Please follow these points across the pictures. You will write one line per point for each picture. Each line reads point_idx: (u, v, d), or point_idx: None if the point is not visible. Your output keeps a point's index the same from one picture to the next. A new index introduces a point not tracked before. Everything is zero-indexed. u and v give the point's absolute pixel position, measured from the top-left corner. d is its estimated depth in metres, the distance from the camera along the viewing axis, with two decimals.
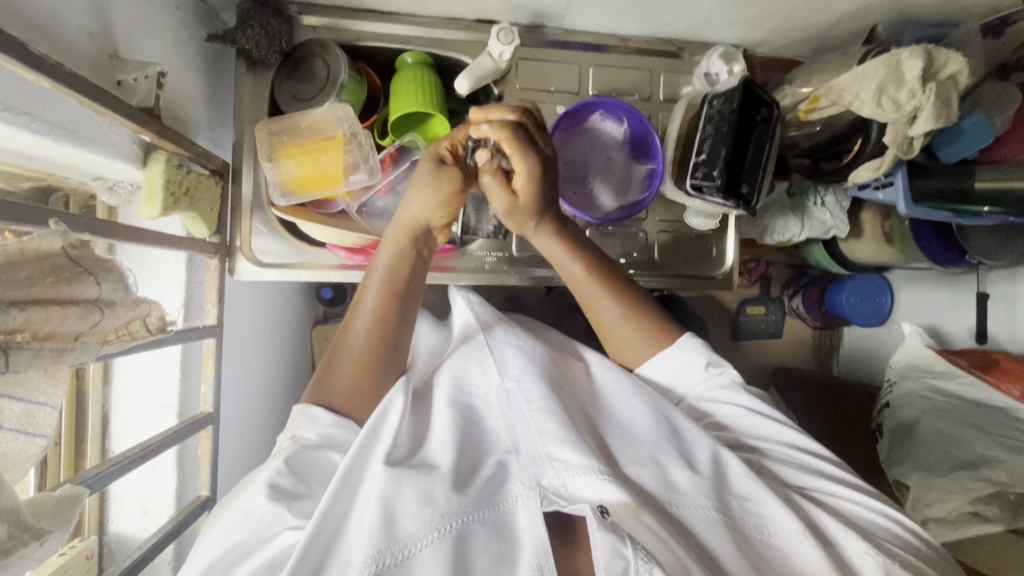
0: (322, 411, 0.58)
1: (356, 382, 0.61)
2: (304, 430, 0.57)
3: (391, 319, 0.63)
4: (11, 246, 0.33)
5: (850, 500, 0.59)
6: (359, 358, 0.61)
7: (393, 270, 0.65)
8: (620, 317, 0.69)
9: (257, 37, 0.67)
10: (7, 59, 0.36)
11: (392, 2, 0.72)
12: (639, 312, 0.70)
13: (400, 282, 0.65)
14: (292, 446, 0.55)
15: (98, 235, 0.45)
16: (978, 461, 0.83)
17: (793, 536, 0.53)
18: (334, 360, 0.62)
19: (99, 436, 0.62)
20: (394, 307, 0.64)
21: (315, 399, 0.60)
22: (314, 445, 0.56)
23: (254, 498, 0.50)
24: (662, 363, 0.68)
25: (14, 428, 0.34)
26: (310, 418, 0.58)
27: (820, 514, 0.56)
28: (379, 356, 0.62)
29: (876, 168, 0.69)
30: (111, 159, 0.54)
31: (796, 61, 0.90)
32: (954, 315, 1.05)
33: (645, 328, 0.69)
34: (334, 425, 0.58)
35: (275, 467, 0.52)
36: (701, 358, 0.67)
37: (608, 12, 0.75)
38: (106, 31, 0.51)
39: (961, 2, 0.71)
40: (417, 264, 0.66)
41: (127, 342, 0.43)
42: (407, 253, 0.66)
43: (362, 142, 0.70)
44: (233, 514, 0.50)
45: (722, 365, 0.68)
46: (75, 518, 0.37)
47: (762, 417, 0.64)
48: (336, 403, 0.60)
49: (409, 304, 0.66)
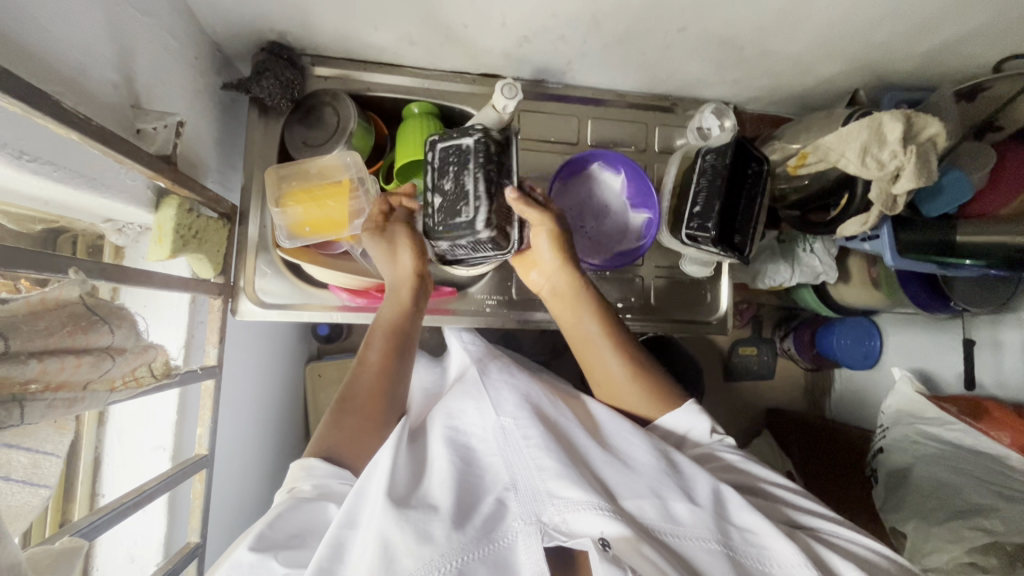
0: (323, 462, 0.56)
1: (359, 434, 0.60)
2: (301, 482, 0.55)
3: (392, 375, 0.65)
4: (31, 297, 0.34)
5: (855, 539, 0.58)
6: (363, 411, 0.61)
7: (388, 324, 0.68)
8: (627, 375, 0.71)
9: (271, 87, 0.70)
10: (39, 115, 0.37)
11: (402, 57, 0.76)
12: (647, 375, 0.71)
13: (397, 336, 0.67)
14: (290, 497, 0.53)
15: (111, 280, 0.46)
16: (973, 509, 0.83)
17: (795, 569, 0.52)
18: (340, 414, 0.61)
19: (89, 479, 0.61)
20: (390, 358, 0.65)
21: (315, 451, 0.58)
22: (309, 496, 0.53)
23: (243, 549, 0.48)
24: (674, 415, 0.68)
25: (20, 479, 0.34)
26: (307, 470, 0.56)
27: (821, 548, 0.55)
28: (382, 409, 0.62)
29: (863, 223, 0.72)
30: (125, 204, 0.55)
31: (785, 117, 0.95)
32: (941, 359, 1.07)
33: (650, 393, 0.70)
34: (328, 474, 0.56)
35: (266, 521, 0.50)
36: (706, 421, 0.67)
37: (607, 69, 0.80)
38: (130, 84, 0.53)
39: (938, 67, 0.75)
40: (413, 321, 0.69)
41: (133, 388, 0.43)
42: (403, 312, 0.68)
43: (369, 187, 0.72)
44: (222, 567, 0.48)
45: (725, 433, 0.68)
46: (72, 572, 0.37)
47: (756, 466, 0.65)
48: (339, 453, 0.58)
49: (406, 359, 0.67)
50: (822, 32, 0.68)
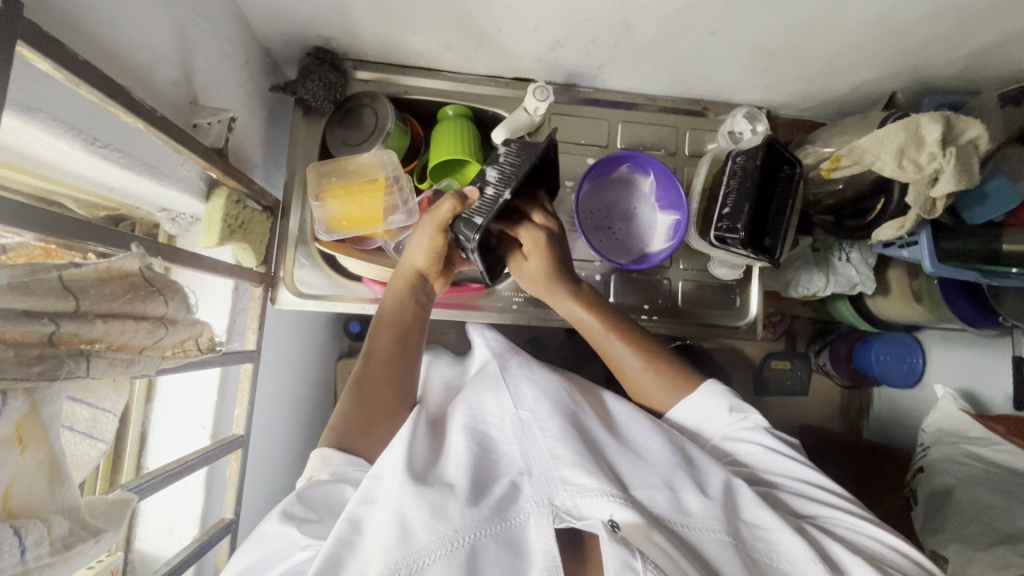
0: (339, 452, 0.58)
1: (368, 422, 0.61)
2: (320, 471, 0.56)
3: (399, 362, 0.67)
4: (100, 264, 0.37)
5: (867, 533, 0.57)
6: (371, 400, 0.63)
7: (396, 317, 0.70)
8: (644, 369, 0.72)
9: (315, 88, 0.74)
10: (112, 103, 0.41)
11: (439, 61, 0.79)
12: (659, 363, 0.72)
13: (405, 327, 0.69)
14: (308, 484, 0.55)
15: (167, 260, 0.50)
16: (1020, 533, 0.78)
17: (803, 564, 0.52)
18: (348, 404, 0.63)
19: (136, 452, 0.65)
20: (400, 350, 0.68)
21: (331, 441, 0.59)
22: (326, 480, 0.55)
23: (268, 524, 0.49)
24: (689, 407, 0.69)
25: (82, 431, 0.38)
26: (325, 459, 0.57)
27: (828, 542, 0.55)
28: (392, 398, 0.64)
29: (899, 226, 0.70)
30: (180, 192, 0.59)
31: (820, 122, 0.94)
32: (988, 379, 1.02)
33: (668, 380, 0.71)
34: (344, 463, 0.57)
35: (288, 501, 0.52)
36: (724, 403, 0.67)
37: (638, 72, 0.81)
38: (189, 81, 0.58)
39: (982, 70, 0.74)
40: (417, 311, 0.71)
41: (182, 359, 0.46)
42: (407, 303, 0.71)
43: (403, 185, 0.75)
44: (249, 539, 0.50)
45: (748, 411, 0.68)
46: (123, 522, 0.40)
47: (784, 458, 0.64)
48: (353, 443, 0.59)
49: (414, 347, 0.69)
50: (857, 35, 0.67)
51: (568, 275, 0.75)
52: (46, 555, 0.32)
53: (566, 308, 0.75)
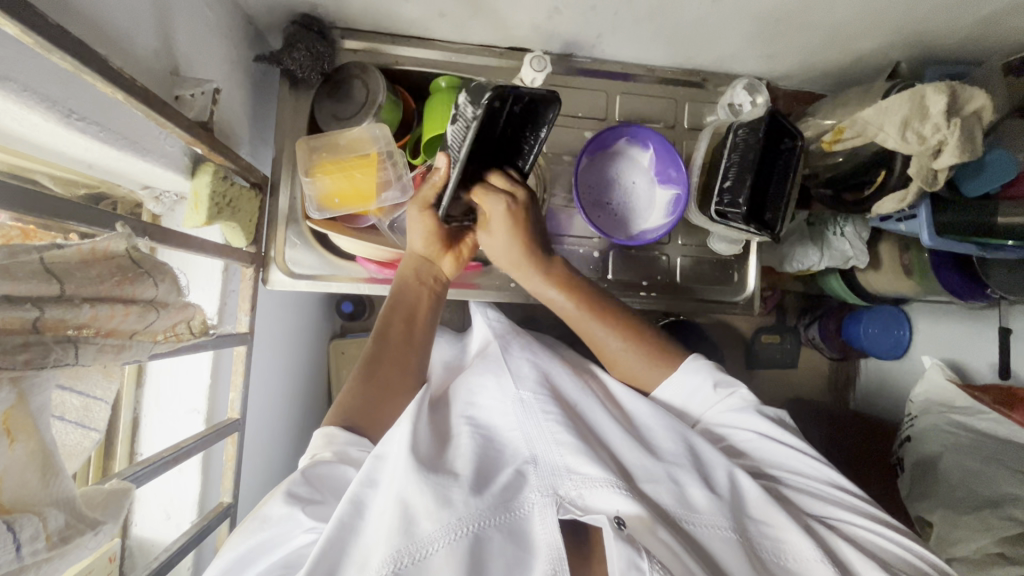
0: (344, 431, 0.57)
1: (375, 404, 0.61)
2: (323, 448, 0.55)
3: (406, 347, 0.66)
4: (84, 246, 0.35)
5: (866, 528, 0.58)
6: (377, 380, 0.62)
7: (402, 301, 0.68)
8: (625, 349, 0.70)
9: (302, 58, 0.70)
10: (89, 72, 0.38)
11: (432, 29, 0.76)
12: (642, 343, 0.70)
13: (412, 310, 0.68)
14: (311, 461, 0.54)
15: (153, 240, 0.47)
16: (1003, 499, 0.81)
17: (810, 562, 0.53)
18: (356, 385, 0.62)
19: (129, 438, 0.63)
20: (409, 334, 0.66)
21: (336, 420, 0.58)
22: (330, 459, 0.54)
23: (272, 505, 0.48)
24: (674, 387, 0.69)
25: (74, 420, 0.37)
26: (329, 438, 0.56)
27: (836, 541, 0.56)
28: (399, 376, 0.64)
29: (900, 199, 0.70)
30: (164, 169, 0.56)
31: (818, 94, 0.92)
32: (974, 348, 1.04)
33: (648, 357, 0.70)
34: (347, 441, 0.56)
35: (291, 479, 0.51)
36: (710, 379, 0.67)
37: (638, 41, 0.78)
38: (168, 50, 0.54)
39: (984, 41, 0.73)
40: (423, 294, 0.69)
41: (174, 343, 0.44)
42: (412, 286, 0.69)
43: (397, 160, 0.72)
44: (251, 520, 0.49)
45: (735, 387, 0.68)
46: (123, 512, 0.39)
47: (778, 445, 0.64)
48: (358, 421, 0.59)
49: (425, 328, 0.68)
50: (863, 3, 0.66)
51: (541, 255, 0.69)
52: (43, 549, 0.31)
53: (538, 289, 0.71)
